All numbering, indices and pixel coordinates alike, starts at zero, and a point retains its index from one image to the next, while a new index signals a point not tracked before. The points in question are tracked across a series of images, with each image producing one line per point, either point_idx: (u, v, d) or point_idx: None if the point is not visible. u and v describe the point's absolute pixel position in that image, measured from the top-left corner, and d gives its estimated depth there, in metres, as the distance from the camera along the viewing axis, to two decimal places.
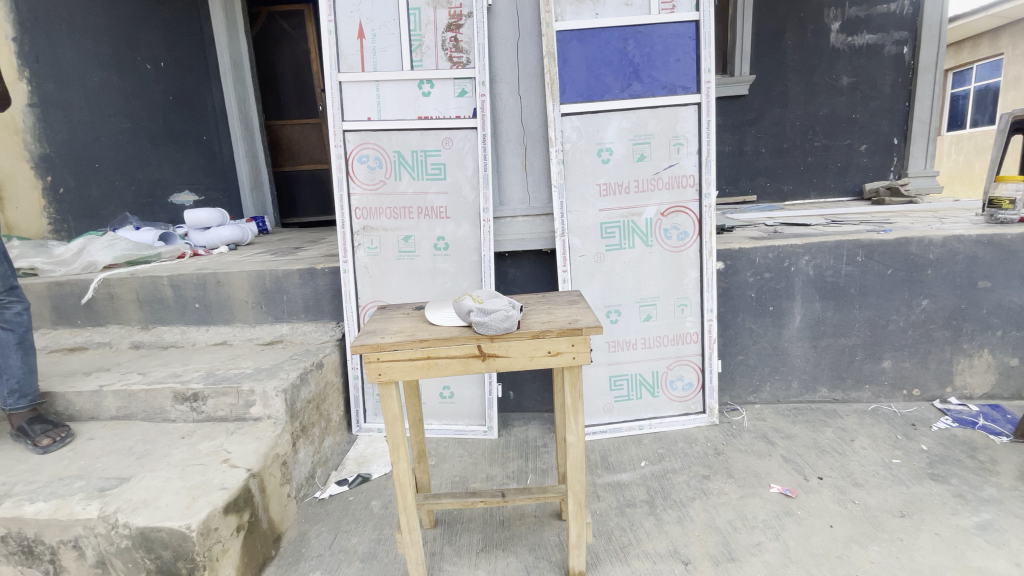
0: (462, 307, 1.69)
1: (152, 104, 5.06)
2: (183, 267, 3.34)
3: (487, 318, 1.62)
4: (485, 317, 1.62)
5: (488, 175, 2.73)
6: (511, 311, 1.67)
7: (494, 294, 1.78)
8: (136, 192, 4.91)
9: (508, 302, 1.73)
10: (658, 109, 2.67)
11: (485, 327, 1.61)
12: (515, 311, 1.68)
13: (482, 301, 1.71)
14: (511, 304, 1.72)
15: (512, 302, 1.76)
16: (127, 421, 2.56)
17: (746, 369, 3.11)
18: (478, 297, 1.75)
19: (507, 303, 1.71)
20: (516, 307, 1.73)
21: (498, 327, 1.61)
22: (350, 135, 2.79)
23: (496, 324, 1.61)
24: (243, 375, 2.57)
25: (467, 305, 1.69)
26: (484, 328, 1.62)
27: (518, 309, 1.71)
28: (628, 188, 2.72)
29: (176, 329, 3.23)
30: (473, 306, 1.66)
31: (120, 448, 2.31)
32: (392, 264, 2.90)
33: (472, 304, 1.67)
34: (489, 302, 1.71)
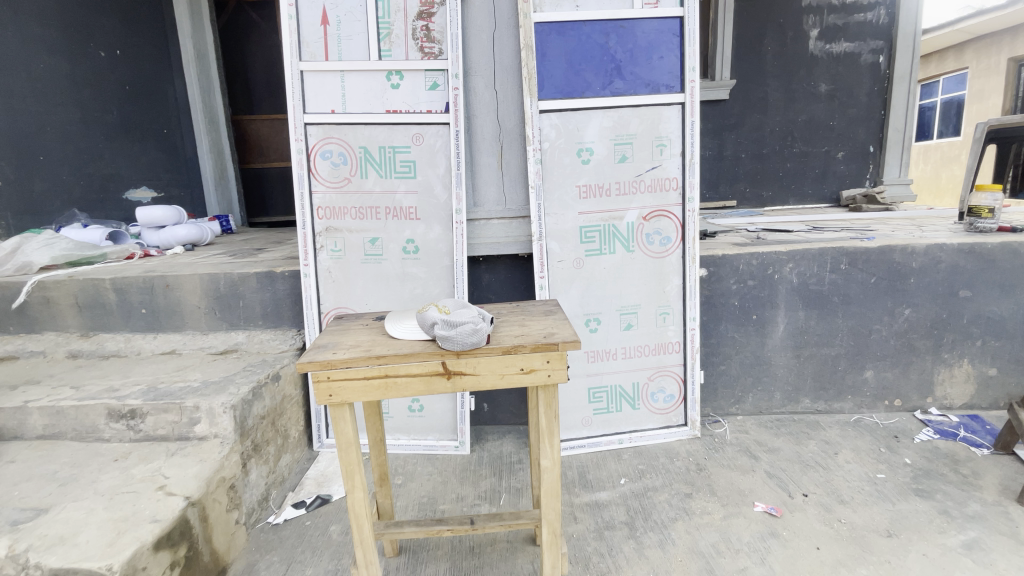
0: (427, 318, 1.52)
1: (106, 94, 4.75)
2: (129, 270, 3.08)
3: (453, 332, 1.45)
4: (452, 331, 1.45)
5: (461, 174, 2.56)
6: (480, 324, 1.50)
7: (463, 304, 1.62)
8: (86, 187, 4.59)
9: (478, 314, 1.56)
10: (640, 108, 2.55)
11: (450, 342, 1.44)
12: (485, 324, 1.51)
13: (448, 312, 1.55)
14: (481, 316, 1.56)
15: (482, 313, 1.60)
16: (55, 441, 2.30)
17: (729, 379, 3.00)
18: (445, 307, 1.58)
19: (477, 315, 1.55)
20: (487, 319, 1.56)
21: (465, 342, 1.45)
22: (312, 129, 2.59)
23: (463, 339, 1.44)
24: (187, 389, 2.33)
25: (432, 317, 1.52)
26: (449, 344, 1.45)
27: (489, 322, 1.55)
28: (609, 190, 2.58)
29: (120, 337, 2.96)
30: (438, 318, 1.49)
31: (42, 473, 2.06)
32: (357, 268, 2.70)
33: (436, 315, 1.51)
34: (456, 313, 1.54)
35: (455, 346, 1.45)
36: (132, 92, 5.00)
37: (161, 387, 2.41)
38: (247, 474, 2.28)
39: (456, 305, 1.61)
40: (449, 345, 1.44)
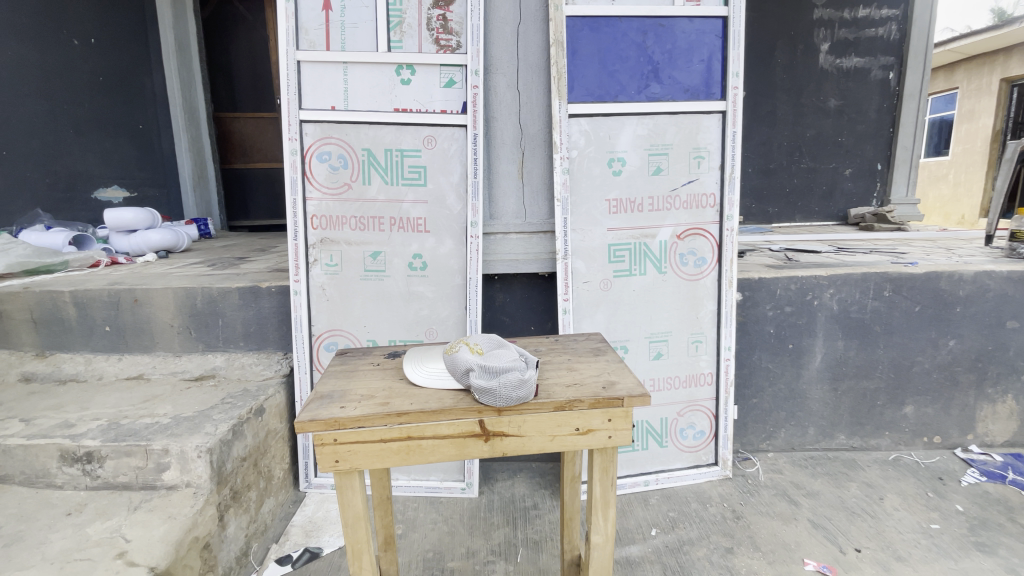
0: (459, 363, 1.23)
1: (75, 84, 4.33)
2: (92, 279, 2.69)
3: (494, 383, 1.16)
4: (493, 381, 1.16)
5: (477, 183, 2.27)
6: (526, 371, 1.21)
7: (499, 343, 1.33)
8: (50, 185, 4.16)
9: (520, 356, 1.28)
10: (678, 116, 2.29)
11: (491, 395, 1.15)
12: (531, 371, 1.23)
13: (485, 354, 1.26)
14: (524, 358, 1.27)
15: (523, 354, 1.31)
16: (1, 485, 1.89)
17: (760, 414, 2.75)
18: (479, 347, 1.29)
19: (521, 358, 1.26)
20: (531, 363, 1.28)
21: (509, 397, 1.15)
22: (309, 127, 2.29)
23: (507, 392, 1.15)
24: (155, 426, 1.98)
25: (465, 361, 1.23)
26: (490, 397, 1.15)
27: (534, 367, 1.26)
28: (642, 206, 2.32)
29: (79, 358, 2.55)
30: (474, 362, 1.21)
31: None
32: (356, 286, 2.38)
33: (472, 359, 1.22)
34: (495, 355, 1.25)
35: (497, 401, 1.16)
36: (105, 83, 4.56)
37: (124, 420, 2.03)
38: (224, 529, 1.93)
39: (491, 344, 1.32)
40: (490, 399, 1.15)
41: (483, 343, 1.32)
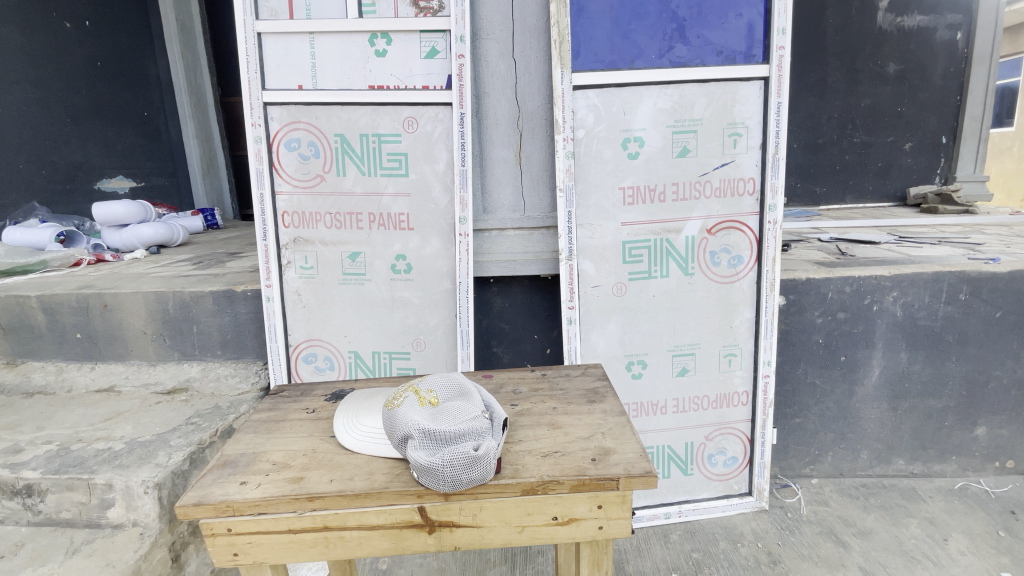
0: (399, 422, 0.93)
1: (71, 69, 4.11)
2: (65, 282, 2.51)
3: (437, 459, 0.85)
4: (436, 455, 0.85)
5: (465, 171, 1.93)
6: (485, 440, 0.90)
7: (461, 389, 1.02)
8: (48, 177, 3.97)
9: (486, 413, 0.96)
10: (708, 84, 1.88)
11: (431, 476, 0.84)
12: (494, 438, 0.91)
13: (436, 411, 0.95)
14: (488, 417, 0.95)
15: (491, 407, 0.99)
16: None
17: (804, 435, 2.37)
18: (433, 396, 0.99)
19: (484, 417, 0.94)
20: (499, 423, 0.96)
21: (455, 481, 0.84)
22: (274, 111, 1.98)
23: (454, 474, 0.84)
24: (104, 456, 1.78)
25: (407, 420, 0.92)
26: (430, 477, 0.85)
27: (501, 431, 0.94)
28: (663, 195, 1.94)
29: (51, 367, 2.42)
30: (418, 424, 0.90)
31: None
32: (333, 291, 2.10)
33: (416, 419, 0.91)
34: (449, 412, 0.94)
35: (438, 484, 0.85)
36: (103, 69, 4.37)
37: (73, 447, 1.86)
38: (181, 570, 1.69)
39: (451, 390, 1.01)
40: (429, 481, 0.85)
41: (438, 389, 1.01)
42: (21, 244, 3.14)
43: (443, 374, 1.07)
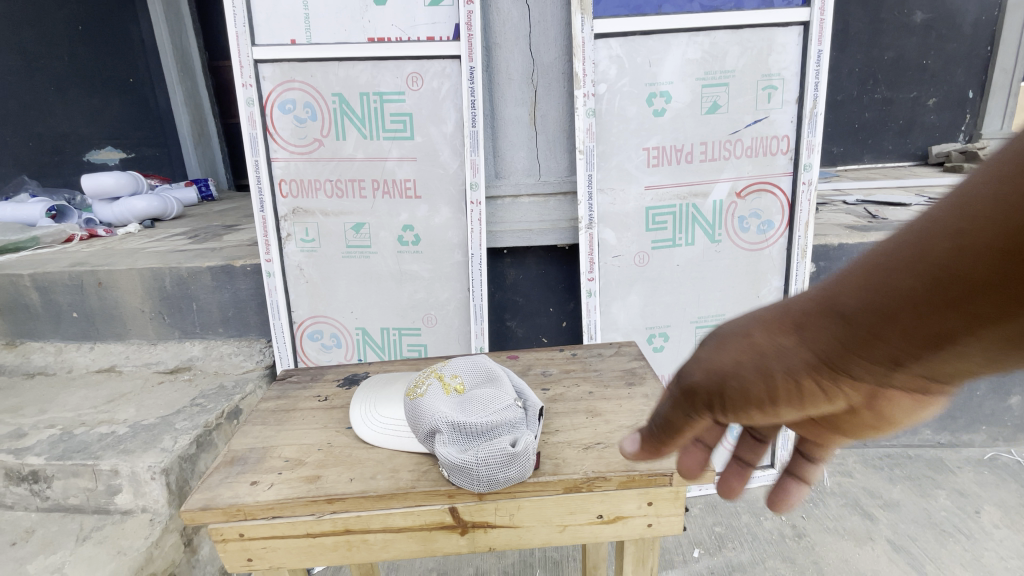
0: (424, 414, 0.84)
1: (51, 34, 3.83)
2: (57, 259, 2.39)
3: (469, 455, 0.77)
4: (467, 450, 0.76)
5: (476, 132, 1.78)
6: (520, 431, 0.81)
7: (490, 374, 0.92)
8: (34, 149, 3.77)
9: (519, 401, 0.86)
10: (742, 31, 1.71)
11: (463, 474, 0.75)
12: (530, 429, 0.82)
13: (465, 399, 0.86)
14: (522, 405, 0.86)
15: (524, 392, 0.90)
16: None
17: None
18: (460, 383, 0.89)
19: (517, 405, 0.85)
20: (533, 412, 0.86)
21: (491, 480, 0.75)
22: (267, 69, 1.82)
23: (488, 473, 0.75)
24: (108, 441, 1.70)
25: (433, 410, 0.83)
26: (462, 476, 0.76)
27: (536, 420, 0.85)
28: (689, 155, 1.79)
29: (50, 348, 2.33)
30: (445, 415, 0.81)
31: None
32: (338, 264, 1.98)
33: (443, 408, 0.82)
34: (478, 400, 0.85)
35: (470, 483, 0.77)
36: (85, 33, 4.09)
37: (75, 431, 1.78)
38: (195, 553, 1.65)
39: (480, 375, 0.92)
40: (460, 480, 0.76)
41: (465, 375, 0.91)
42: (10, 219, 2.99)
43: (469, 357, 0.98)
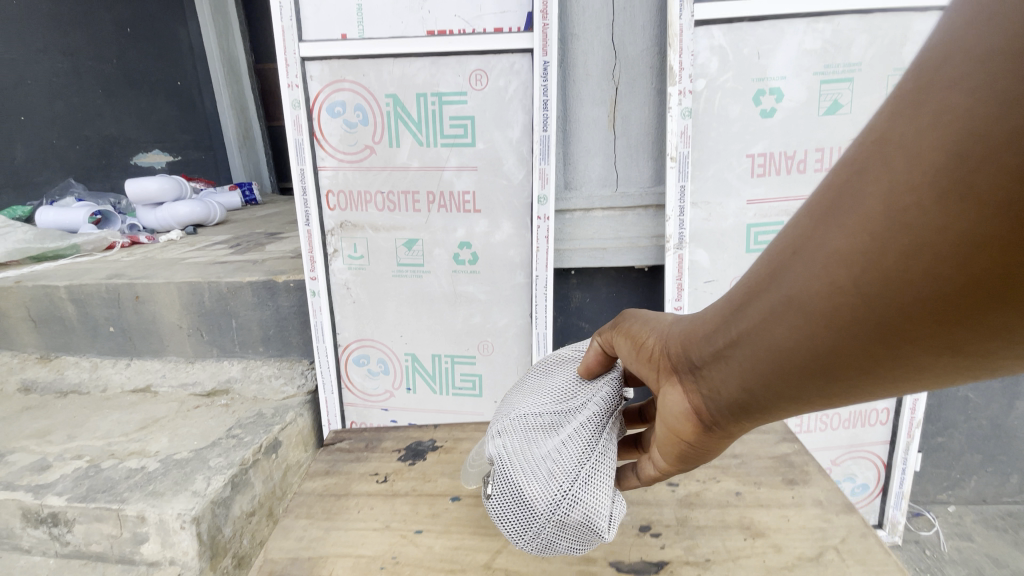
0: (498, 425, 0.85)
1: (101, 37, 3.76)
2: (95, 270, 2.30)
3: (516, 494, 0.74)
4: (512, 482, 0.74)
5: (548, 137, 1.54)
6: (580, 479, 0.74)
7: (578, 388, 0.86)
8: (83, 153, 3.67)
9: (595, 431, 0.78)
10: (872, 16, 1.41)
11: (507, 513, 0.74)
12: (593, 473, 0.74)
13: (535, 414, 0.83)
14: (592, 436, 0.78)
15: (612, 409, 0.82)
16: None
17: (950, 460, 1.94)
18: (539, 395, 0.87)
19: (584, 434, 0.78)
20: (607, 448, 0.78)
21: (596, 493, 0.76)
22: (315, 68, 1.64)
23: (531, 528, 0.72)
24: (137, 479, 1.57)
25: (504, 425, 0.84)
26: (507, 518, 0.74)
27: (609, 458, 0.76)
28: (800, 165, 1.51)
29: (87, 364, 2.23)
30: (509, 428, 0.81)
31: None
32: (387, 285, 1.78)
33: (510, 421, 0.83)
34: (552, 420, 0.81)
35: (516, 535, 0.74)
36: (133, 36, 4.01)
37: (104, 464, 1.66)
38: None
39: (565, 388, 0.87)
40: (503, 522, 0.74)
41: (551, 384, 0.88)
42: (55, 226, 2.96)
43: (567, 356, 0.94)
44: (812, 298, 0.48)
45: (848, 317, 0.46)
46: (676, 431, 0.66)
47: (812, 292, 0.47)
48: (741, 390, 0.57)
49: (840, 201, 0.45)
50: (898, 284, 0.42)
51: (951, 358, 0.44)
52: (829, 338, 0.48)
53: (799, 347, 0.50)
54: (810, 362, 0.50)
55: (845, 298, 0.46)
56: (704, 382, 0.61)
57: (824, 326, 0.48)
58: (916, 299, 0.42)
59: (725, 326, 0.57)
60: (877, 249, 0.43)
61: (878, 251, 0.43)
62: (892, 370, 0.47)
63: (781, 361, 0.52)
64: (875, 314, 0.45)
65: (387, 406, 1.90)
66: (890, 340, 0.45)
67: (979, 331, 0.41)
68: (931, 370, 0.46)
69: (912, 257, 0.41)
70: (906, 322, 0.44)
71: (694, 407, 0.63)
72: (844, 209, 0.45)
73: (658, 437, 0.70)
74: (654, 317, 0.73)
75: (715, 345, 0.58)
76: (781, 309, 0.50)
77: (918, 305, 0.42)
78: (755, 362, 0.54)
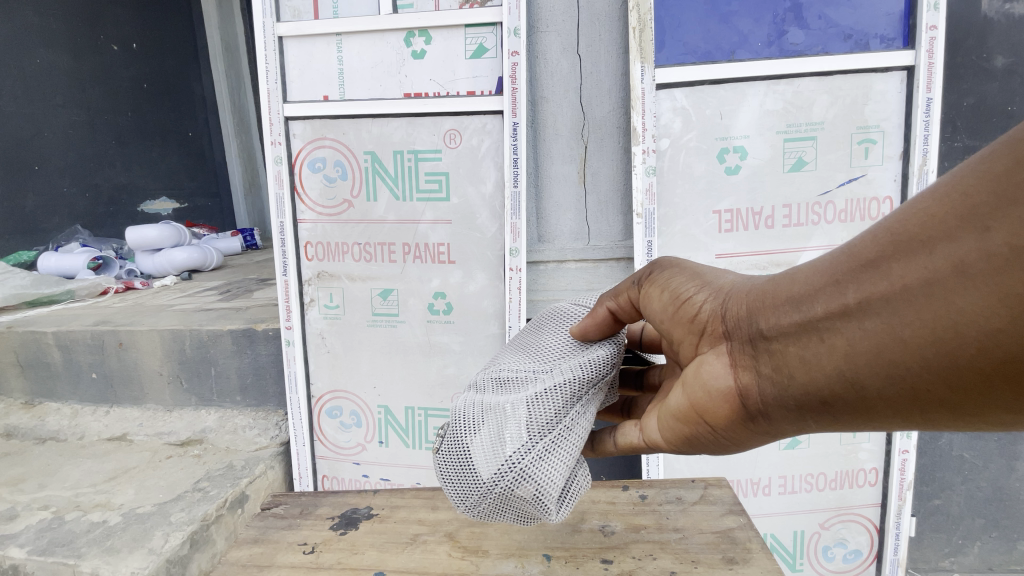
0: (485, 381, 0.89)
1: (118, 93, 3.93)
2: (83, 316, 2.33)
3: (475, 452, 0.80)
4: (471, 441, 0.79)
5: (518, 193, 1.57)
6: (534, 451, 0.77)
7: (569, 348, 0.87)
8: (92, 200, 3.78)
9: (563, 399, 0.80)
10: (832, 78, 1.46)
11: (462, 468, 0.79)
12: (549, 442, 0.77)
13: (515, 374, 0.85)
14: (560, 403, 0.79)
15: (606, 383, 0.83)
16: None
17: (951, 525, 1.83)
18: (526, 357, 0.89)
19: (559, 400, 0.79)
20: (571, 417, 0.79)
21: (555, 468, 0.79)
22: (297, 126, 1.71)
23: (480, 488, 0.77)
24: (95, 535, 1.52)
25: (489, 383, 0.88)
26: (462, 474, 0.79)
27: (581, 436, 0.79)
28: (768, 219, 1.52)
29: (67, 410, 2.22)
30: (488, 386, 0.85)
31: None
32: (361, 334, 1.78)
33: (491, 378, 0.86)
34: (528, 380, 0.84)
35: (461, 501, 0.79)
36: (150, 91, 4.17)
37: (67, 517, 1.62)
38: None
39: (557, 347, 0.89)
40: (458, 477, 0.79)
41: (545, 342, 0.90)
42: (55, 271, 3.04)
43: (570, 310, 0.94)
44: (892, 301, 0.50)
45: (917, 331, 0.49)
46: (702, 407, 0.69)
47: (894, 294, 0.50)
48: (788, 377, 0.60)
49: (985, 207, 0.45)
50: (974, 320, 0.45)
51: (970, 406, 0.49)
52: (888, 342, 0.51)
53: (859, 347, 0.52)
54: (862, 366, 0.53)
55: (924, 311, 0.48)
56: (758, 362, 0.63)
57: (892, 329, 0.50)
58: (987, 344, 0.45)
59: (803, 309, 0.58)
60: (985, 272, 0.44)
61: (978, 280, 0.44)
62: (920, 403, 0.52)
63: (833, 358, 0.55)
64: (944, 340, 0.47)
65: (359, 459, 1.86)
66: (934, 370, 0.49)
67: (1006, 393, 0.46)
68: (938, 408, 0.51)
69: (1005, 300, 0.43)
70: (960, 359, 0.47)
71: (732, 388, 0.66)
72: (979, 221, 0.45)
73: (675, 408, 0.73)
74: (719, 280, 0.72)
75: (783, 325, 0.59)
76: (854, 304, 0.53)
77: (983, 349, 0.45)
78: (813, 356, 0.57)
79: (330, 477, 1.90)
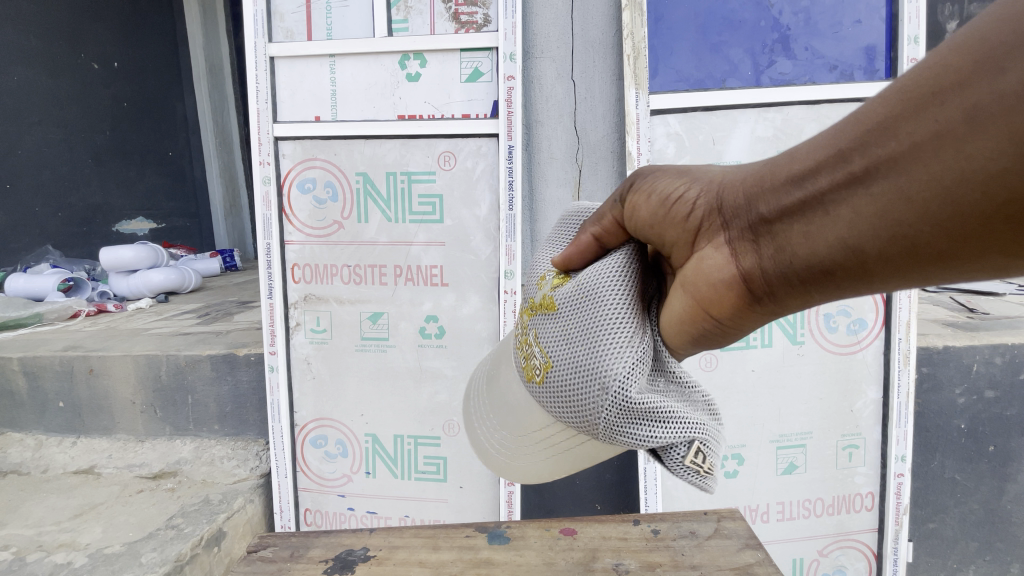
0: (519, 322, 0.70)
1: (97, 111, 3.84)
2: (53, 341, 2.21)
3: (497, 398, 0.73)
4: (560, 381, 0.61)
5: (514, 216, 1.57)
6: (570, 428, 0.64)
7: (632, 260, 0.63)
8: (64, 219, 3.65)
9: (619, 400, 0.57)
10: (820, 106, 1.49)
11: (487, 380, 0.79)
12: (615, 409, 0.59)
13: (553, 348, 0.62)
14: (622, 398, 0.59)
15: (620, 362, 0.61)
16: None
17: (947, 549, 1.82)
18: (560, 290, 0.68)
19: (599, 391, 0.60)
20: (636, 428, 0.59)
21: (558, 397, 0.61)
22: (287, 147, 1.68)
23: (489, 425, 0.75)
24: None
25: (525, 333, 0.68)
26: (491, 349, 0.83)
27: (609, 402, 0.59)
28: None
29: (30, 441, 2.08)
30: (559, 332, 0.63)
31: None
32: (349, 359, 1.72)
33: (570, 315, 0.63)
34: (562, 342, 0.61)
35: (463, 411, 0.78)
36: (130, 109, 4.09)
37: (29, 558, 1.51)
38: None
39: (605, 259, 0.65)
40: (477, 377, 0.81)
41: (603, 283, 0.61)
42: (22, 294, 2.90)
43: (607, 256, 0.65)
44: (900, 162, 0.42)
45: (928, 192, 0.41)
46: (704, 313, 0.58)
47: (902, 154, 0.42)
48: (785, 262, 0.51)
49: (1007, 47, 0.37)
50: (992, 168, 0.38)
51: (968, 263, 0.44)
52: (899, 210, 0.43)
53: (860, 217, 0.45)
54: (858, 239, 0.46)
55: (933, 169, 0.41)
56: (752, 252, 0.54)
57: (905, 196, 0.42)
58: (994, 192, 0.39)
59: (800, 188, 0.49)
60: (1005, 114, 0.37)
61: (996, 122, 0.37)
62: (913, 268, 0.46)
63: (837, 231, 0.47)
64: (952, 189, 0.40)
65: (344, 491, 1.78)
66: (939, 230, 0.42)
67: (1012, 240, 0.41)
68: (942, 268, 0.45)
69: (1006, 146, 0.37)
70: (962, 216, 0.41)
71: (725, 286, 0.55)
72: (1001, 57, 0.37)
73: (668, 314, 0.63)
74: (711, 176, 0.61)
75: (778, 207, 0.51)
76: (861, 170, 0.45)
77: (990, 195, 0.39)
78: (813, 233, 0.48)
79: (313, 511, 1.80)
